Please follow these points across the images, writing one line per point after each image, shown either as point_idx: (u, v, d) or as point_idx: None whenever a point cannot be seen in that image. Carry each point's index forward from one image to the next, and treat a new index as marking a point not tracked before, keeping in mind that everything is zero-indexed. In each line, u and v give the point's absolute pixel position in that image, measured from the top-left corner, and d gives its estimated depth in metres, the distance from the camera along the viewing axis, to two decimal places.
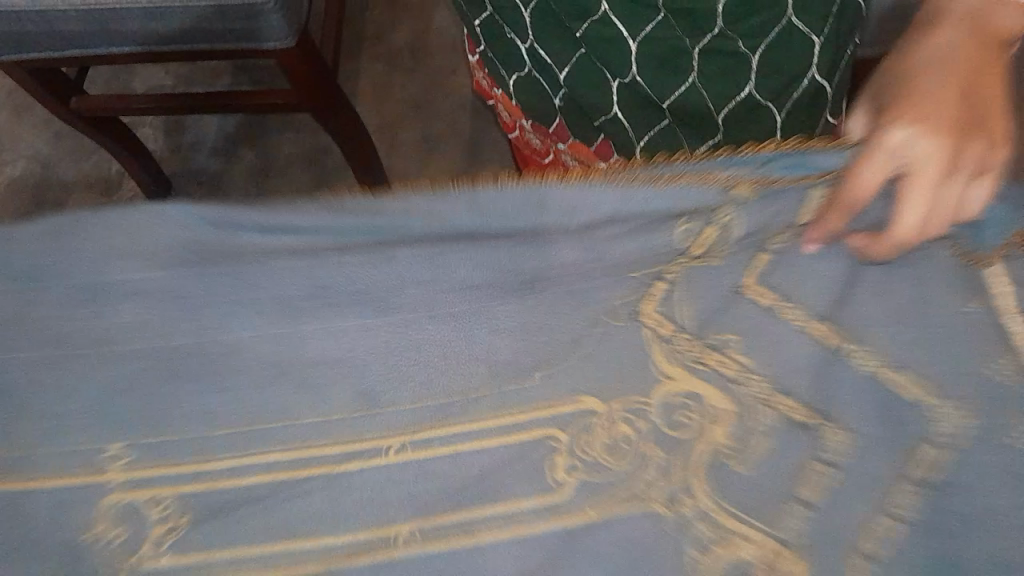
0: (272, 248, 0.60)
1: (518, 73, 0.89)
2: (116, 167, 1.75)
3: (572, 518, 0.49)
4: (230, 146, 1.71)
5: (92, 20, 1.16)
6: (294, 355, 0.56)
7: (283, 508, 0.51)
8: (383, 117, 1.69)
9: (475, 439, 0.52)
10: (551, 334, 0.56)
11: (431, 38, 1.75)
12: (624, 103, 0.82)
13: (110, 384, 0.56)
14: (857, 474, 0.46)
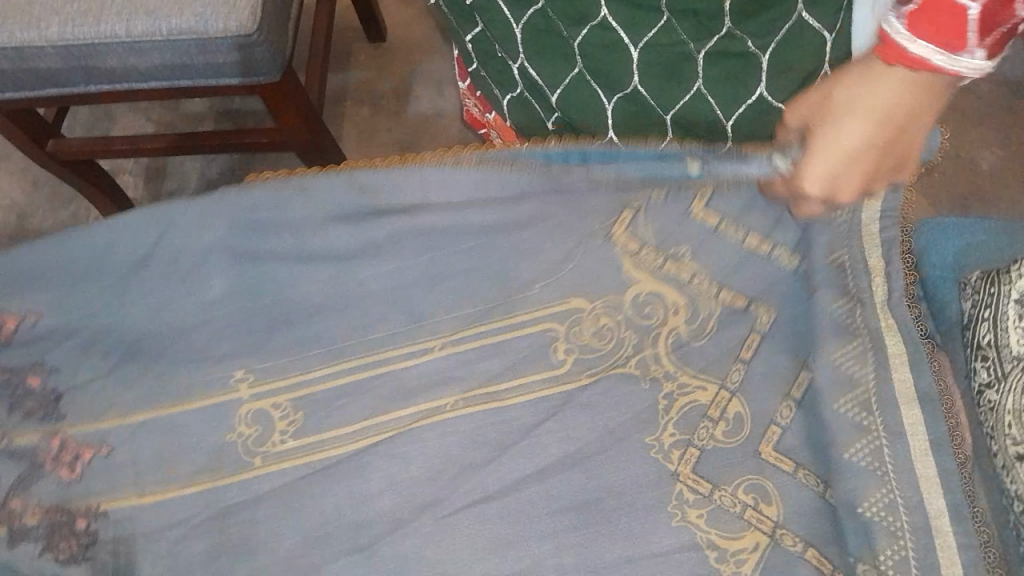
0: (328, 241, 1.05)
1: (513, 92, 0.92)
2: (94, 215, 1.70)
3: (569, 381, 0.96)
4: (213, 191, 1.68)
5: (72, 57, 1.13)
6: (360, 291, 1.03)
7: (363, 392, 0.98)
8: (370, 161, 1.67)
9: (488, 336, 0.99)
10: (566, 272, 1.02)
11: (417, 81, 1.74)
12: (627, 117, 0.86)
13: (236, 328, 1.04)
14: (719, 339, 0.98)
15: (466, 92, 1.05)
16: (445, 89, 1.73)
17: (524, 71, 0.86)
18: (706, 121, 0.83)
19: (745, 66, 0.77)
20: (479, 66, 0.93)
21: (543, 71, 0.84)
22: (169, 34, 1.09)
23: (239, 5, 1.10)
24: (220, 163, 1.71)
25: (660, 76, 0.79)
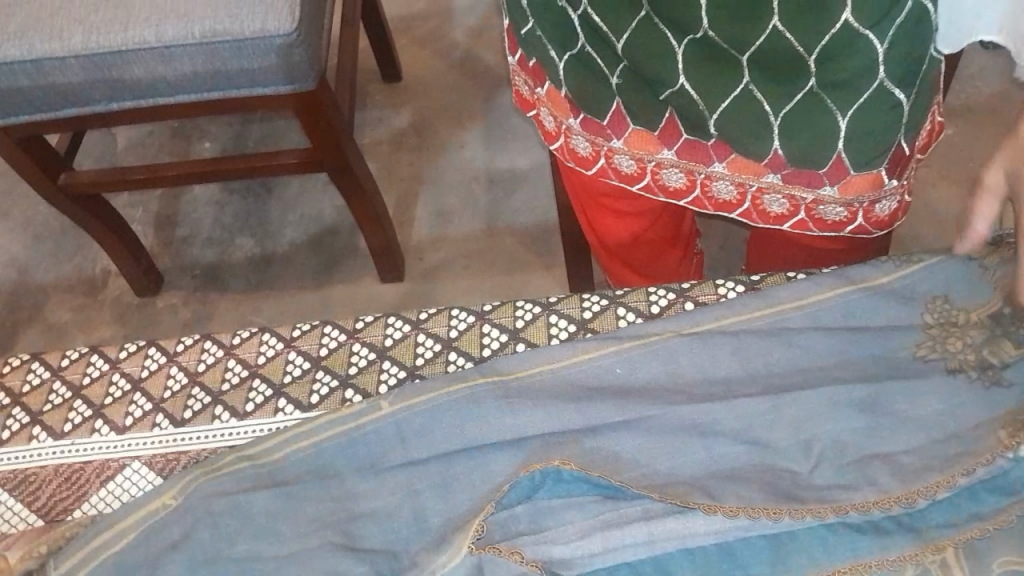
0: (377, 365, 0.80)
1: (571, 51, 0.85)
2: (101, 265, 1.59)
3: (703, 440, 0.71)
4: (228, 235, 1.59)
5: (93, 68, 1.06)
6: (402, 430, 0.74)
7: (418, 484, 0.71)
8: (394, 197, 1.60)
9: (594, 407, 0.73)
10: (702, 346, 0.76)
11: (436, 116, 1.69)
12: (700, 63, 0.78)
13: (244, 525, 0.70)
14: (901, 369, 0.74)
15: (515, 66, 0.98)
16: (467, 123, 1.67)
17: (586, 19, 0.80)
18: (787, 61, 0.73)
19: None
20: (534, 26, 0.86)
21: (606, 21, 0.78)
22: (199, 36, 1.03)
23: (277, 6, 1.04)
24: (234, 207, 1.62)
25: (731, 18, 0.71)
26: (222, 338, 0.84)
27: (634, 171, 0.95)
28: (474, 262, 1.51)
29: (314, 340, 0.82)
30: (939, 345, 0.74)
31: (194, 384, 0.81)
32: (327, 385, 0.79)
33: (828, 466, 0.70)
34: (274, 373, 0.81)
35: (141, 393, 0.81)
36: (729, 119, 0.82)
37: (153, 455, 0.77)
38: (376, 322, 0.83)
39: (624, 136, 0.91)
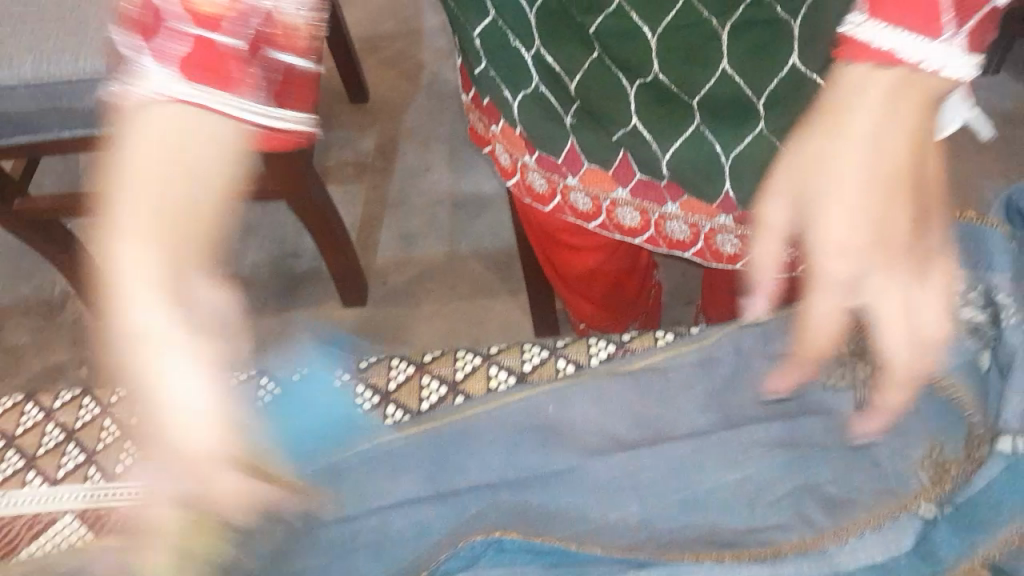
0: (315, 419, 0.81)
1: (524, 91, 0.81)
2: (60, 287, 1.57)
3: (646, 496, 0.72)
4: None
5: (45, 98, 1.05)
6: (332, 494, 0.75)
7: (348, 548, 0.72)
8: (358, 220, 1.59)
9: (523, 465, 0.75)
10: (637, 396, 0.77)
11: (402, 138, 1.68)
12: (650, 105, 0.76)
13: None
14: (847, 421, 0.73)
15: (470, 103, 0.96)
16: (433, 145, 1.67)
17: (540, 59, 0.75)
18: (732, 101, 0.73)
19: (775, 35, 0.66)
20: (486, 65, 0.81)
21: (559, 60, 0.74)
22: None
23: None
24: None
25: (681, 61, 0.70)
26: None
27: (589, 208, 0.94)
28: (437, 287, 1.50)
29: (252, 390, 0.83)
30: (848, 373, 0.73)
31: (127, 438, 0.83)
32: (261, 439, 0.79)
33: (762, 511, 0.69)
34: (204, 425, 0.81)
35: (76, 442, 0.83)
36: (679, 161, 0.80)
37: (82, 509, 0.78)
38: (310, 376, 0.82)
39: (579, 173, 0.90)
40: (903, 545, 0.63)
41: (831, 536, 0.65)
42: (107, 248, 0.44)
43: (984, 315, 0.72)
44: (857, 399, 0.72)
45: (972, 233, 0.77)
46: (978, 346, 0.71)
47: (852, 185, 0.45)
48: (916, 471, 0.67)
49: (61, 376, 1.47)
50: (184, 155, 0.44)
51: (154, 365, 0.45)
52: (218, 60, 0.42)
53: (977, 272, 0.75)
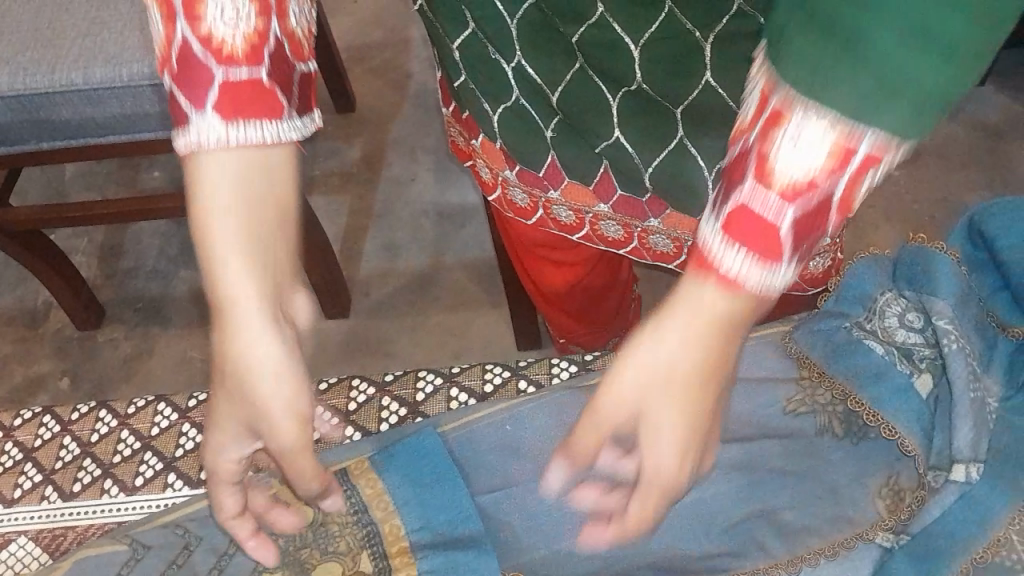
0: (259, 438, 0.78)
1: (506, 105, 0.73)
2: (43, 297, 1.56)
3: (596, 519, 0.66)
4: (172, 267, 1.57)
5: (21, 109, 1.04)
6: None
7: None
8: (342, 231, 1.58)
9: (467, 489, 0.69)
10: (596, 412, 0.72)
11: (387, 148, 1.68)
12: (632, 119, 0.67)
13: None
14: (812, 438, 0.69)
15: (450, 115, 0.88)
16: (418, 155, 1.66)
17: (520, 73, 0.68)
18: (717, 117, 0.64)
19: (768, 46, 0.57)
20: (467, 78, 0.73)
21: (540, 72, 0.66)
22: (127, 80, 1.02)
23: None
24: (180, 239, 1.61)
25: (665, 76, 0.61)
26: (117, 406, 0.81)
27: (569, 220, 0.87)
28: (419, 298, 1.50)
29: (207, 412, 0.79)
30: (809, 396, 0.67)
31: (85, 455, 0.78)
32: None
33: (714, 536, 0.63)
34: (157, 444, 0.78)
35: (33, 462, 0.78)
36: (662, 176, 0.71)
37: (40, 531, 0.74)
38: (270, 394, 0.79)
39: (560, 186, 0.82)
40: (860, 571, 0.61)
41: (784, 567, 0.61)
42: (215, 271, 0.45)
43: (925, 346, 0.65)
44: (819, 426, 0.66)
45: (921, 258, 0.67)
46: (912, 374, 0.64)
47: (673, 405, 0.38)
48: (872, 501, 0.63)
49: (42, 387, 1.47)
50: (256, 193, 0.45)
51: (254, 382, 0.46)
52: (281, 70, 0.44)
53: (878, 309, 0.67)
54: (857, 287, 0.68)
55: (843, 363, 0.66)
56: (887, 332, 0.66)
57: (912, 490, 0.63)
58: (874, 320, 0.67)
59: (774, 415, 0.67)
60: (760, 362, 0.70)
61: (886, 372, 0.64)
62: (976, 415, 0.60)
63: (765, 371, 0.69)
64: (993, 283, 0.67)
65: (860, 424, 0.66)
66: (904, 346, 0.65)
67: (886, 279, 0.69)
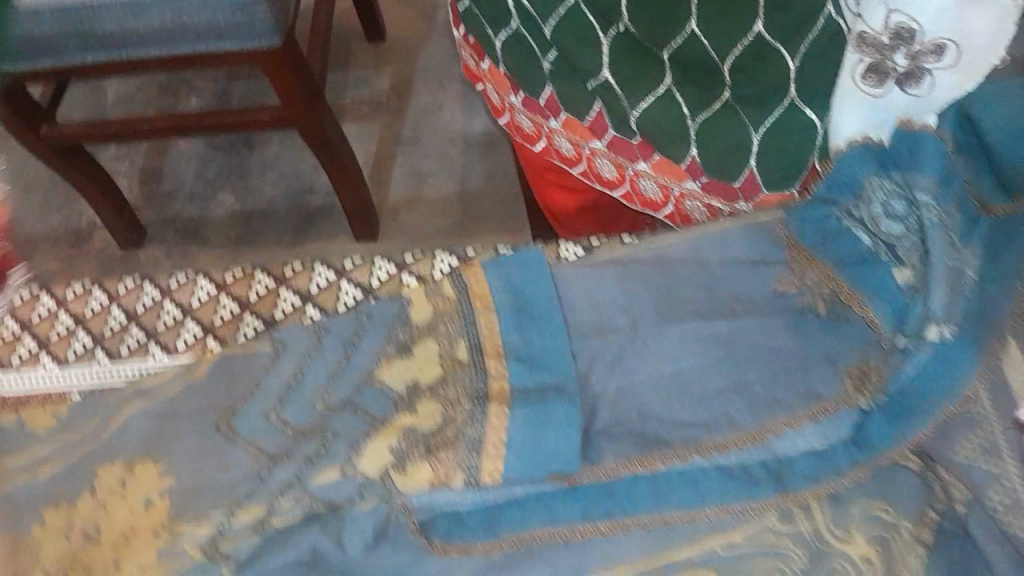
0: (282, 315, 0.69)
1: (505, 32, 0.76)
2: (87, 218, 1.63)
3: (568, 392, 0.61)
4: (209, 191, 1.63)
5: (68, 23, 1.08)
6: None
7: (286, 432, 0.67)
8: (372, 158, 1.62)
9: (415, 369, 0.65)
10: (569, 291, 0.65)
11: (416, 77, 1.71)
12: (620, 62, 0.69)
13: None
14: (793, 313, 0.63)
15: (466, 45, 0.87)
16: (447, 86, 1.69)
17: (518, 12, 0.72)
18: (760, 62, 0.62)
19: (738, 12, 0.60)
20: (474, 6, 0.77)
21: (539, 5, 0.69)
22: None
23: None
24: (216, 163, 1.66)
25: (643, 25, 0.65)
26: (110, 285, 0.73)
27: (573, 156, 0.82)
28: (446, 223, 1.55)
29: (245, 285, 0.71)
30: (798, 277, 0.63)
31: (77, 327, 0.71)
32: (252, 328, 0.68)
33: (690, 407, 0.59)
34: (147, 320, 0.70)
35: (29, 335, 0.71)
36: (651, 123, 0.70)
37: (43, 395, 0.67)
38: (303, 269, 0.71)
39: (560, 118, 0.78)
40: (837, 436, 0.57)
41: (753, 439, 0.57)
42: None
43: (908, 235, 0.61)
44: (801, 307, 0.62)
45: (906, 141, 0.62)
46: (892, 264, 0.60)
47: None
48: (839, 377, 0.58)
49: None
50: None
51: None
52: None
53: (866, 197, 0.63)
54: (847, 173, 0.63)
55: (832, 250, 0.63)
56: (874, 222, 0.62)
57: (883, 373, 0.57)
58: (861, 209, 0.63)
59: (764, 294, 0.63)
60: (754, 244, 0.65)
61: (871, 259, 0.61)
62: (951, 279, 0.56)
63: (759, 254, 0.65)
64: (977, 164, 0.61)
65: (842, 307, 0.61)
66: (886, 236, 0.61)
67: (877, 163, 0.63)
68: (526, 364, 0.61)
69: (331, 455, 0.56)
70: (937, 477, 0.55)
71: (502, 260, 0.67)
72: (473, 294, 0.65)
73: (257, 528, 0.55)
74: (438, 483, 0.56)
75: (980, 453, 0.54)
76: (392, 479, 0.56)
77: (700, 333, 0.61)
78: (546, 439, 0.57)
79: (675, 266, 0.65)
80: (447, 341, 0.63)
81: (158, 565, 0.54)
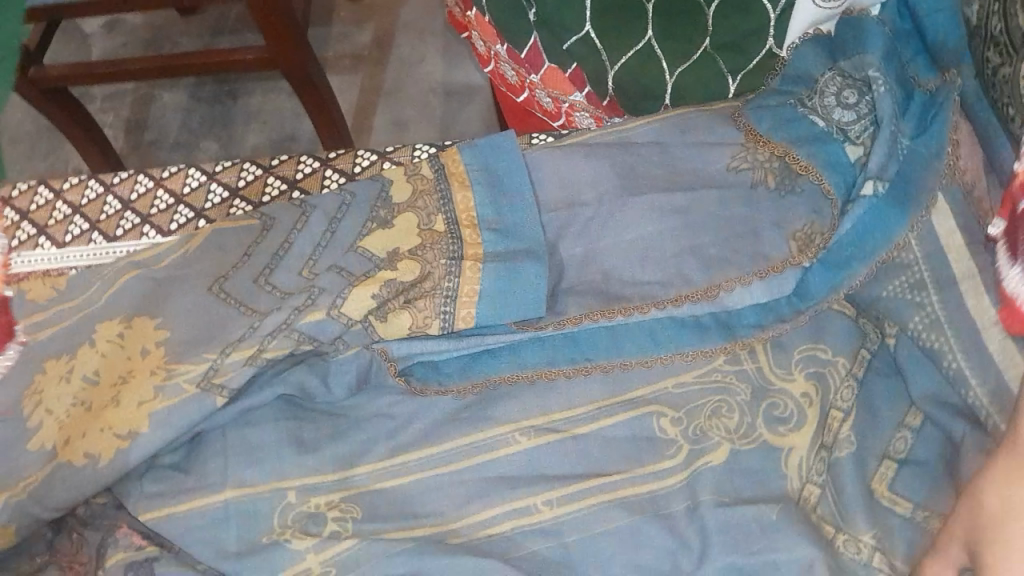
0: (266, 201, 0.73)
1: None
2: (74, 166, 1.66)
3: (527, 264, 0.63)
4: (194, 139, 1.67)
5: None
6: None
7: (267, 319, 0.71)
8: (354, 107, 1.66)
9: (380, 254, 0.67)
10: None
11: (397, 30, 1.75)
12: (601, 14, 0.72)
13: None
14: None
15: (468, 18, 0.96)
16: (427, 39, 1.73)
17: None
18: (738, 13, 0.66)
19: None
20: None
21: None
22: None
23: None
24: (201, 114, 1.69)
25: None
26: (105, 177, 0.77)
27: (555, 110, 0.90)
28: None
29: (234, 174, 0.75)
30: (751, 154, 0.64)
31: (75, 214, 0.75)
32: (241, 210, 0.73)
33: (648, 269, 0.62)
34: (142, 206, 0.75)
35: (29, 221, 0.75)
36: (629, 78, 0.76)
37: (45, 271, 0.72)
38: (289, 159, 0.76)
39: (540, 72, 0.84)
40: (781, 292, 0.61)
41: (704, 293, 0.61)
42: None
43: (860, 119, 0.62)
44: (753, 181, 0.63)
45: (852, 28, 0.65)
46: (844, 143, 0.62)
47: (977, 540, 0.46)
48: (786, 240, 0.61)
49: None
50: None
51: None
52: None
53: (819, 88, 0.64)
54: (798, 67, 0.66)
55: (788, 132, 0.63)
56: (825, 109, 0.63)
57: (826, 233, 0.61)
58: (814, 99, 0.64)
59: (718, 170, 0.64)
60: (709, 127, 0.65)
61: (825, 139, 0.62)
62: (889, 142, 0.60)
63: (714, 137, 0.65)
64: (915, 48, 0.66)
65: (794, 174, 0.62)
66: (840, 123, 0.63)
67: (827, 57, 0.66)
68: (499, 233, 0.64)
69: (316, 303, 0.61)
70: (867, 318, 0.62)
71: (477, 144, 0.69)
72: (449, 173, 0.68)
73: (246, 365, 0.60)
74: (416, 329, 0.61)
75: (908, 289, 0.59)
76: (371, 325, 0.61)
77: (656, 203, 0.63)
78: (517, 291, 0.61)
79: (635, 147, 0.66)
80: (426, 214, 0.66)
81: (155, 399, 0.58)
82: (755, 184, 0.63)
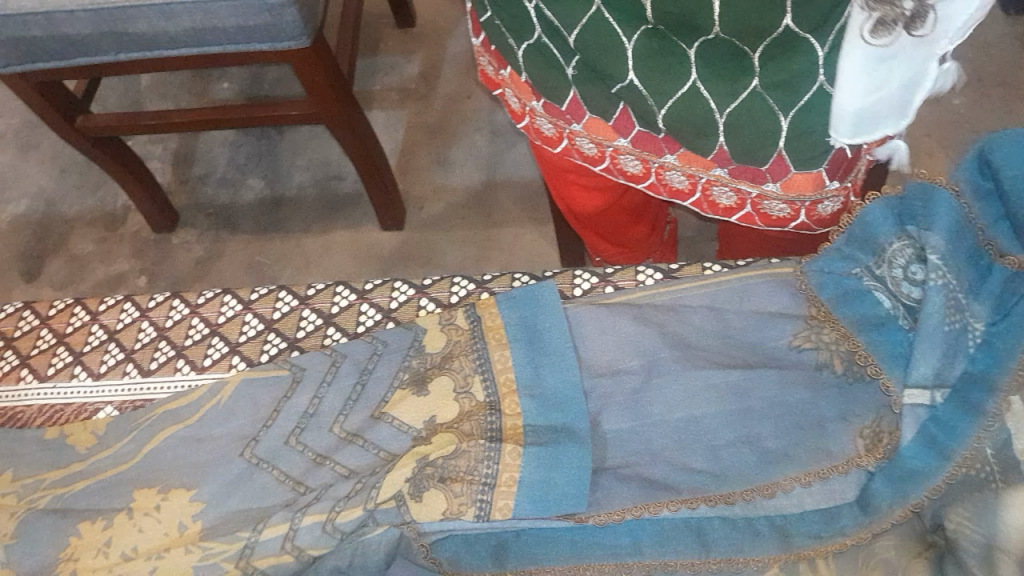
0: (301, 337, 0.71)
1: (527, 42, 0.63)
2: (123, 200, 1.58)
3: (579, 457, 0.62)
4: (240, 175, 1.58)
5: (100, 22, 0.98)
6: None
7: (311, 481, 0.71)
8: (399, 144, 1.57)
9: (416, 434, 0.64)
10: (583, 326, 0.66)
11: (445, 62, 1.65)
12: (643, 62, 0.57)
13: None
14: (799, 364, 0.62)
15: (481, 48, 0.73)
16: (475, 72, 1.63)
17: (529, 42, 0.63)
18: (786, 54, 0.51)
19: None
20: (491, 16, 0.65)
21: (539, 26, 0.60)
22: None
23: None
24: (247, 148, 1.61)
25: None
26: (141, 299, 0.76)
27: (595, 155, 0.71)
28: (473, 216, 1.48)
29: (268, 304, 0.73)
30: (816, 333, 0.63)
31: (110, 341, 0.74)
32: (275, 347, 0.71)
33: (702, 456, 0.60)
34: (176, 336, 0.73)
35: (64, 346, 0.74)
36: (681, 117, 0.60)
37: (80, 407, 0.71)
38: (325, 289, 0.73)
39: (583, 120, 0.68)
40: None
41: None
42: None
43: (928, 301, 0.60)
44: (818, 362, 0.62)
45: (921, 194, 0.61)
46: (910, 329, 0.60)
47: None
48: (852, 436, 0.59)
49: (122, 284, 1.50)
50: None
51: None
52: None
53: (886, 257, 0.62)
54: (866, 231, 0.63)
55: (851, 308, 0.62)
56: (894, 283, 0.61)
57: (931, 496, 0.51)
58: (882, 269, 0.62)
59: (780, 347, 0.64)
60: (769, 296, 0.66)
61: (889, 324, 0.60)
62: (946, 343, 0.56)
63: (775, 307, 0.65)
64: (995, 211, 0.59)
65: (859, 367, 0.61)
66: (907, 301, 0.61)
67: (896, 224, 0.62)
68: (539, 403, 0.63)
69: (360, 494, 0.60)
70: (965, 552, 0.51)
71: (514, 294, 0.68)
72: (486, 328, 0.67)
73: (287, 551, 0.59)
74: (450, 514, 0.59)
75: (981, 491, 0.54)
76: (405, 505, 0.59)
77: (721, 386, 0.62)
78: (560, 481, 0.59)
79: (689, 312, 0.66)
80: (462, 378, 0.64)
81: None
82: (812, 363, 0.62)
